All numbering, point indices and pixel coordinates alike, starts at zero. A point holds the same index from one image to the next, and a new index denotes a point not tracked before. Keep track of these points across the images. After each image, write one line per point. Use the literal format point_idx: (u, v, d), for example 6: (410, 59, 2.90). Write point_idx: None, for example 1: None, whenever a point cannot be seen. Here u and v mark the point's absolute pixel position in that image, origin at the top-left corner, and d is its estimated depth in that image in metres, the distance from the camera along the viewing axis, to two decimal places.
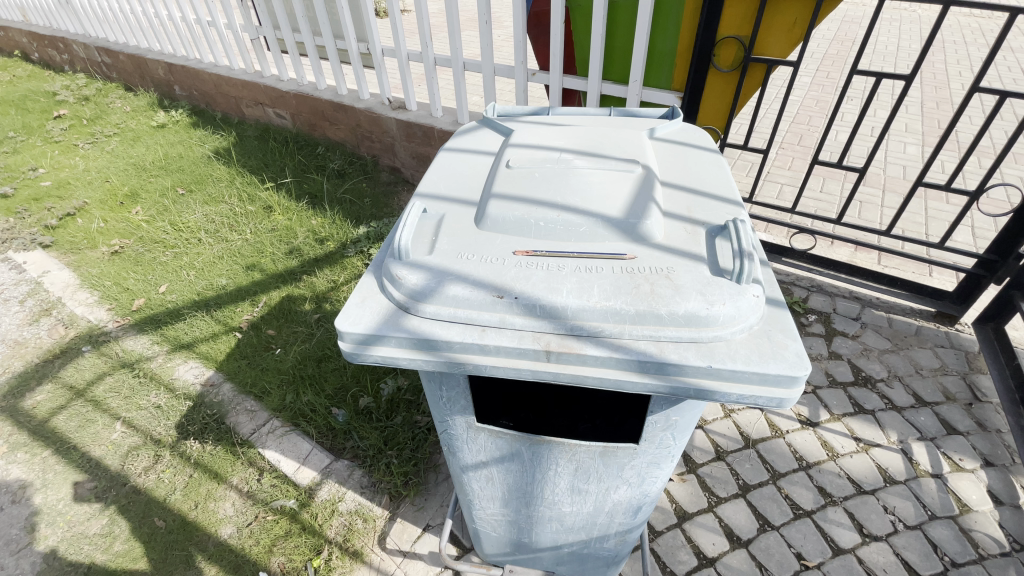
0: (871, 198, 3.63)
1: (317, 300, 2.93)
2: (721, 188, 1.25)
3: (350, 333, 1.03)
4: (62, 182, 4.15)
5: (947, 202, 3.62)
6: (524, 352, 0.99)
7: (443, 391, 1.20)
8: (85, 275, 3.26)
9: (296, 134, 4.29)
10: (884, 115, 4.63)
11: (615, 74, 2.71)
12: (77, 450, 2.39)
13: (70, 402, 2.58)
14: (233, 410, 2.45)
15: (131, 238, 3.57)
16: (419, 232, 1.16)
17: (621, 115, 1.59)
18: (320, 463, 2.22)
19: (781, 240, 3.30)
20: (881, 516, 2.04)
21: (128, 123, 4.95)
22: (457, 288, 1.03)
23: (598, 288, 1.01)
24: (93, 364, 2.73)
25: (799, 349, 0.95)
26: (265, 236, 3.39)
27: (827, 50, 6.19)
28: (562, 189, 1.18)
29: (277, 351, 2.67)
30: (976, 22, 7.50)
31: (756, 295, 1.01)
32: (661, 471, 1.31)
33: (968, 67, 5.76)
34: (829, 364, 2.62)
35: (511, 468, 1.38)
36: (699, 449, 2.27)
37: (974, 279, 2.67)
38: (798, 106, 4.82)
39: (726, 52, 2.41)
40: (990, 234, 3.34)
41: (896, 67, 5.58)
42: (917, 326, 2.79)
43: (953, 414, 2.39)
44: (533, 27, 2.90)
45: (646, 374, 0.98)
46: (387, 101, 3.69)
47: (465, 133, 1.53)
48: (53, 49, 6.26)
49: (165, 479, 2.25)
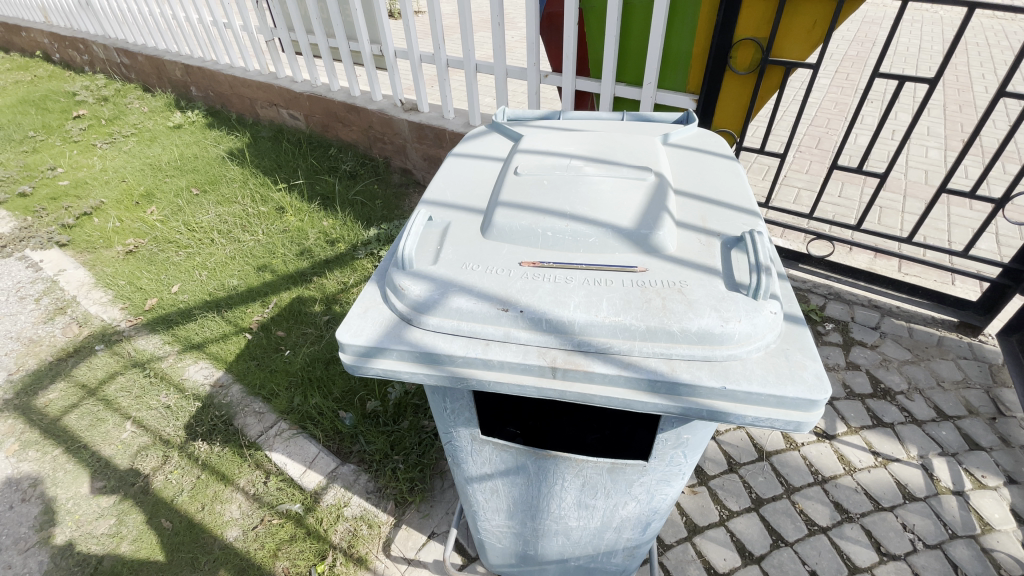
0: (892, 203, 3.54)
1: (327, 302, 2.93)
2: (736, 196, 1.21)
3: (350, 344, 1.01)
4: (79, 182, 4.21)
5: (970, 208, 3.52)
6: (529, 368, 0.96)
7: (446, 403, 1.17)
8: (100, 274, 3.29)
9: (309, 135, 4.31)
10: (906, 118, 4.53)
11: (629, 77, 2.67)
12: (87, 449, 2.41)
13: (82, 401, 2.60)
14: (241, 412, 2.44)
15: (145, 237, 3.60)
16: (423, 240, 1.14)
17: (634, 119, 1.55)
18: (326, 467, 2.20)
19: (798, 245, 3.23)
20: (899, 534, 1.97)
21: (145, 123, 5.01)
22: (461, 300, 1.00)
23: (607, 302, 0.97)
24: (106, 363, 2.75)
25: (818, 370, 0.91)
26: (277, 237, 3.40)
27: (847, 51, 6.09)
28: (570, 197, 1.14)
29: (286, 353, 2.67)
30: (1002, 23, 7.33)
31: (773, 312, 0.97)
32: (671, 488, 1.27)
33: (991, 69, 5.63)
34: (847, 374, 2.54)
35: (516, 481, 1.34)
36: (711, 460, 2.22)
37: (998, 288, 2.59)
38: (817, 109, 4.73)
39: (743, 54, 2.35)
40: (1016, 242, 3.24)
41: (919, 69, 5.46)
42: (939, 336, 2.70)
43: (976, 429, 2.31)
44: (545, 29, 2.83)
45: (657, 393, 0.95)
46: (399, 103, 3.68)
47: (474, 137, 1.50)
48: (73, 50, 6.36)
49: (173, 480, 2.25)
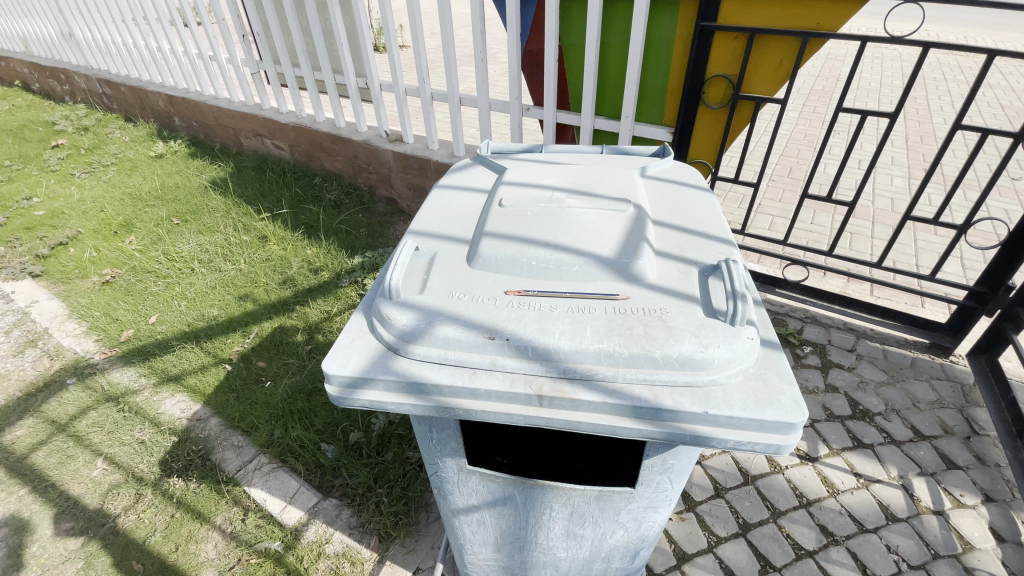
0: (861, 230, 3.68)
1: (309, 332, 2.89)
2: (711, 226, 1.26)
3: (336, 375, 1.01)
4: (56, 212, 4.14)
5: (935, 233, 3.68)
6: (516, 396, 0.97)
7: (433, 433, 1.17)
8: (74, 306, 3.22)
9: (293, 165, 4.33)
10: (871, 149, 4.76)
11: (607, 111, 2.77)
12: (56, 488, 2.31)
13: (51, 437, 2.51)
14: (220, 445, 2.38)
15: (123, 267, 3.54)
16: (410, 270, 1.16)
17: (614, 152, 1.61)
18: (307, 502, 2.14)
19: (774, 271, 3.32)
20: (885, 556, 1.99)
21: (126, 153, 4.99)
22: (448, 329, 1.02)
23: (591, 330, 1.00)
24: (77, 398, 2.66)
25: (795, 395, 0.94)
26: (259, 266, 3.38)
27: (812, 86, 6.42)
28: (554, 228, 1.18)
29: (267, 385, 2.62)
30: (958, 60, 7.79)
31: (750, 337, 1.00)
32: (658, 515, 1.27)
33: (949, 102, 5.97)
34: (826, 397, 2.59)
35: (504, 512, 1.33)
36: (698, 486, 2.22)
37: (966, 310, 2.68)
38: (787, 140, 4.95)
39: (715, 89, 2.47)
40: (980, 266, 3.38)
41: (881, 103, 5.76)
42: (912, 358, 2.78)
43: (952, 449, 2.36)
44: (527, 65, 2.91)
45: (641, 419, 0.96)
46: (385, 134, 3.74)
47: (458, 170, 1.54)
48: (54, 80, 6.35)
49: (146, 519, 2.16)
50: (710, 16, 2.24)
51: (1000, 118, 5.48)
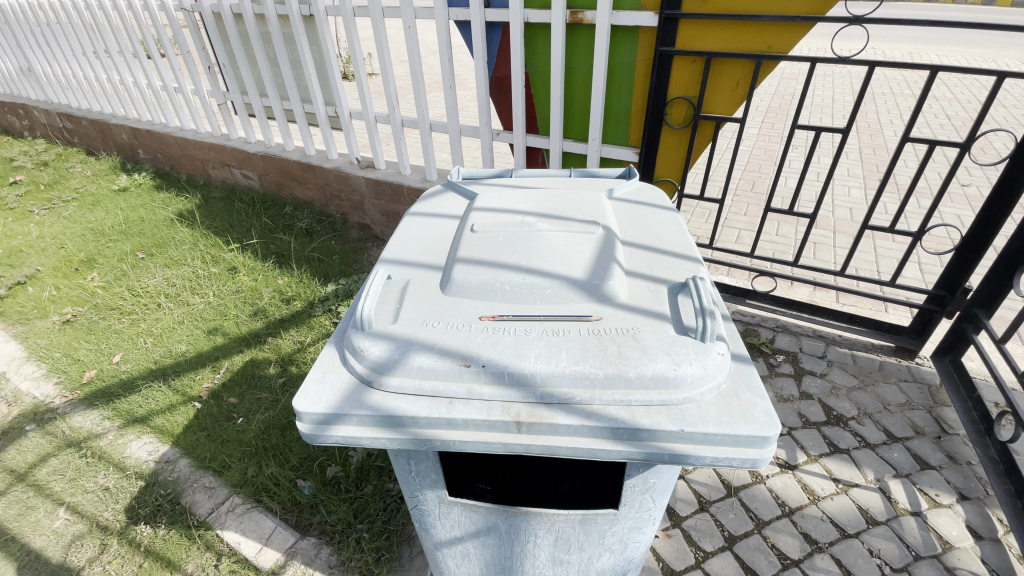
0: (823, 239, 3.82)
1: (282, 364, 2.83)
2: (678, 245, 1.29)
3: (308, 413, 0.99)
4: (13, 250, 3.97)
5: (893, 240, 3.84)
6: (494, 424, 0.96)
7: (411, 465, 1.14)
8: (33, 347, 3.07)
9: (262, 194, 4.28)
10: (827, 162, 4.97)
11: (575, 133, 2.83)
12: (15, 541, 2.17)
13: (10, 488, 2.37)
14: (190, 488, 2.27)
15: (85, 305, 3.40)
16: (383, 299, 1.15)
17: (582, 175, 1.65)
18: (284, 542, 2.05)
19: (744, 282, 3.41)
20: (867, 560, 2.01)
21: (88, 187, 4.85)
22: (423, 358, 1.01)
23: (566, 352, 1.00)
24: (37, 445, 2.52)
25: (767, 408, 0.96)
26: (229, 298, 3.30)
27: (769, 104, 6.72)
28: (525, 251, 1.19)
29: (239, 421, 2.53)
30: (902, 76, 8.27)
31: (721, 352, 1.02)
32: (643, 534, 1.27)
33: (897, 115, 6.31)
34: (801, 404, 2.64)
35: (487, 542, 1.31)
36: (683, 500, 2.23)
37: (928, 313, 2.76)
38: (749, 156, 5.14)
39: (677, 111, 2.55)
40: (937, 270, 3.53)
41: (834, 118, 6.05)
42: (880, 362, 2.86)
43: (924, 449, 2.42)
44: (495, 91, 2.96)
45: (620, 440, 0.96)
46: (356, 161, 3.74)
47: (429, 196, 1.54)
48: (12, 115, 6.19)
49: (112, 570, 2.04)
50: (669, 41, 2.35)
51: (944, 128, 5.81)
